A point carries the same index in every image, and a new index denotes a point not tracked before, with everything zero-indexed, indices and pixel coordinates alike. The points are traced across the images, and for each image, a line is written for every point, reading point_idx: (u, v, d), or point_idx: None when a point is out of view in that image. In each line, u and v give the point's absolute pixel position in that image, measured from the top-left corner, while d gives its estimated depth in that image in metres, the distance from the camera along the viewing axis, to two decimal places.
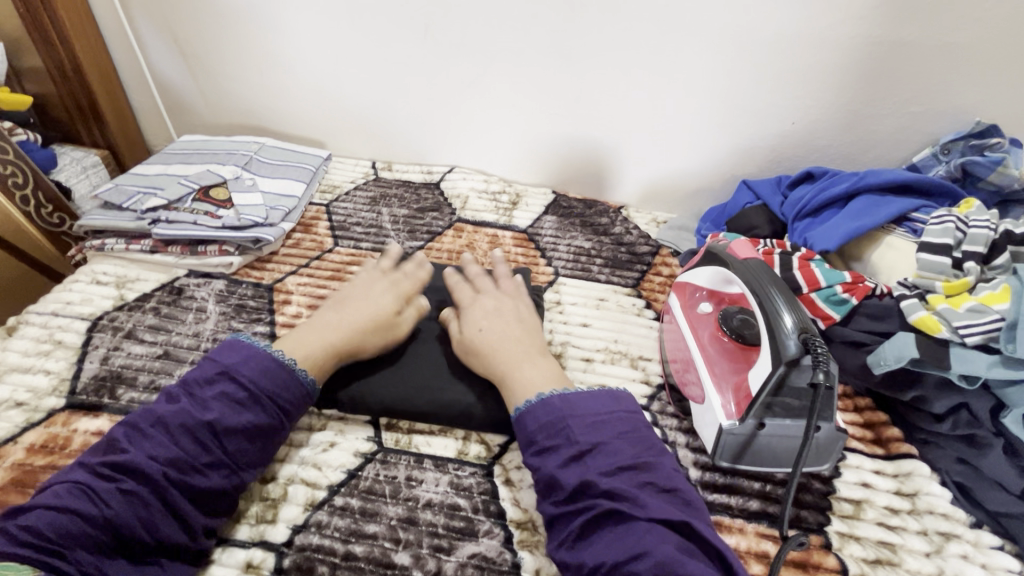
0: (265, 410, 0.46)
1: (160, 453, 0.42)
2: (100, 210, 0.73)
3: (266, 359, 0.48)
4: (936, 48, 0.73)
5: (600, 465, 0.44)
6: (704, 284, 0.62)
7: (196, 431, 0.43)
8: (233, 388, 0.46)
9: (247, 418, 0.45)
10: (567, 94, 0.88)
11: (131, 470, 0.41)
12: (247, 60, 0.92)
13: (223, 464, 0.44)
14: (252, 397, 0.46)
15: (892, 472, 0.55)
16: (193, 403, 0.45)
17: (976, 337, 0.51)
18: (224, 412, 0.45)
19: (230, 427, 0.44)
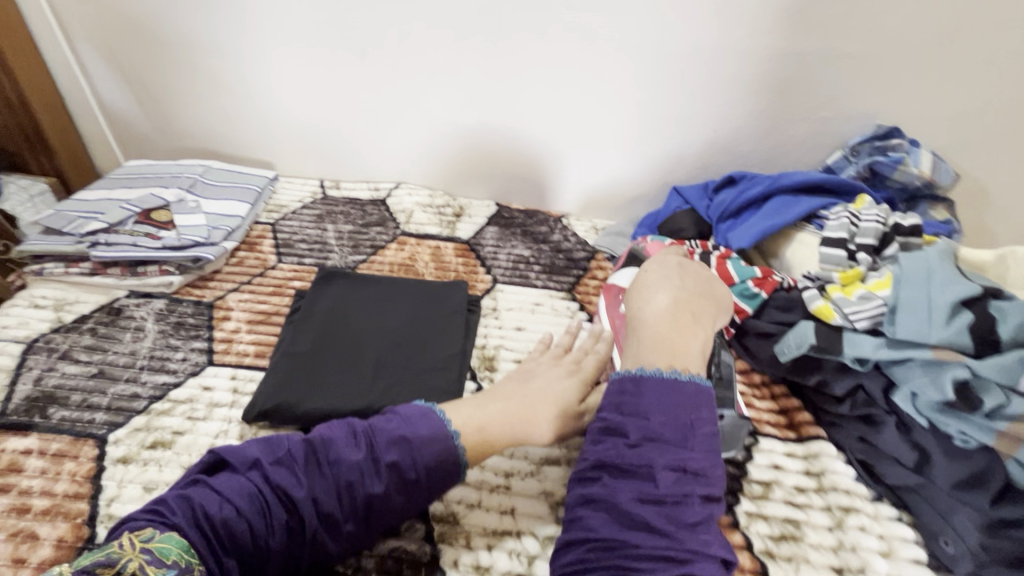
0: (361, 510, 0.44)
1: (322, 501, 0.43)
2: (40, 235, 0.74)
3: (444, 444, 0.47)
4: (837, 57, 0.78)
5: (668, 460, 0.40)
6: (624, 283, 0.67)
7: (342, 493, 0.44)
8: (406, 466, 0.45)
9: (342, 512, 0.43)
10: (504, 109, 0.92)
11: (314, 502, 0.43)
12: (192, 85, 0.94)
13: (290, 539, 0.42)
14: (416, 486, 0.45)
15: (801, 453, 0.58)
16: (368, 461, 0.45)
17: (864, 323, 0.55)
18: (388, 490, 0.44)
19: (333, 514, 0.43)
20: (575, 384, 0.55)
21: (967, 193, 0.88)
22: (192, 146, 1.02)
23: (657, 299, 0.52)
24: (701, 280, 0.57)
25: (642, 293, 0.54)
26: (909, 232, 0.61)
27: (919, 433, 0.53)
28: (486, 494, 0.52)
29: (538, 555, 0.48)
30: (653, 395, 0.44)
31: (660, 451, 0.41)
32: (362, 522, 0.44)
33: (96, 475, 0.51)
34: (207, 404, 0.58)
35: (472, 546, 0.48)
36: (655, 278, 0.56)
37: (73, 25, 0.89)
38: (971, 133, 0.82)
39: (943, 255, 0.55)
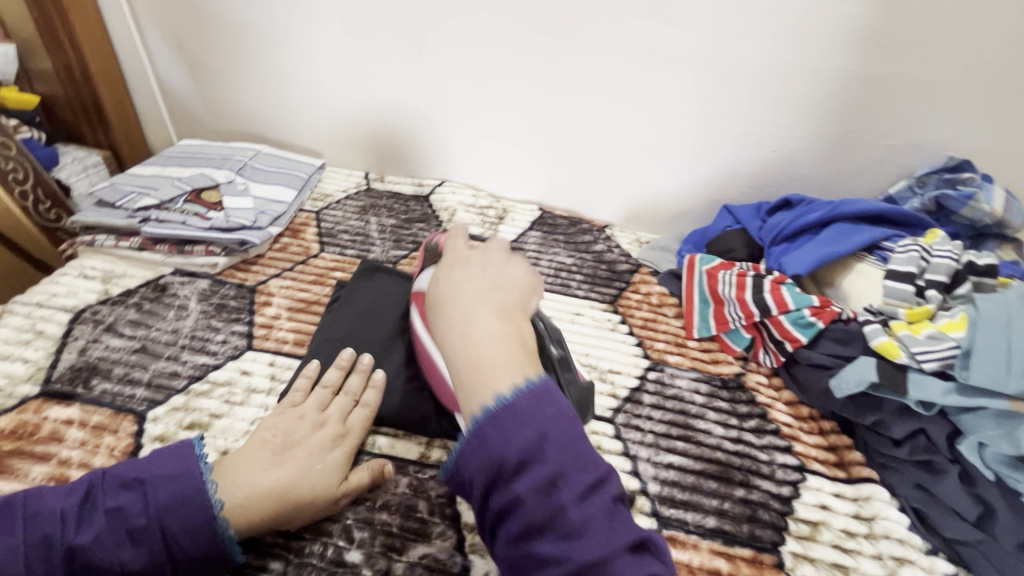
0: (151, 550, 0.40)
1: (8, 568, 0.38)
2: (94, 207, 0.75)
3: (191, 488, 0.43)
4: (909, 83, 0.75)
5: (574, 488, 0.35)
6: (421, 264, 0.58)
7: (56, 555, 0.39)
8: (134, 513, 0.41)
9: (120, 550, 0.39)
10: (556, 114, 0.90)
11: (90, 541, 0.39)
12: (249, 69, 0.95)
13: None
14: (150, 534, 0.40)
15: (851, 495, 0.55)
16: (83, 511, 0.41)
17: (933, 364, 0.52)
18: (102, 536, 0.40)
19: (101, 562, 0.39)
20: (340, 460, 0.49)
21: None
22: (242, 129, 1.03)
23: (448, 319, 0.44)
24: (489, 274, 0.48)
25: (452, 295, 0.46)
26: (984, 272, 0.58)
27: (983, 486, 0.50)
28: None
29: None
30: (500, 429, 0.36)
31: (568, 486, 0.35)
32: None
33: (134, 452, 0.50)
34: (245, 388, 0.58)
35: None
36: (443, 292, 0.46)
37: (140, 4, 0.91)
38: None
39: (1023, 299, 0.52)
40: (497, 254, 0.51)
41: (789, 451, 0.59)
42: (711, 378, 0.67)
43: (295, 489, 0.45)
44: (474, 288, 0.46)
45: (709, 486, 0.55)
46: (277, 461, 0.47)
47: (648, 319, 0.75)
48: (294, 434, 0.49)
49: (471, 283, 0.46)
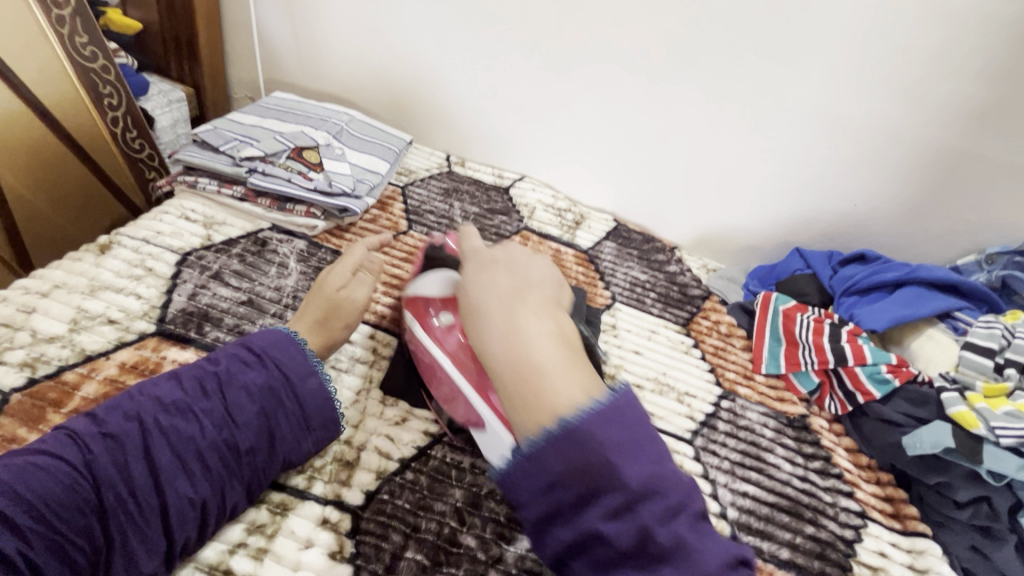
0: (271, 373, 0.49)
1: (164, 398, 0.45)
2: (196, 148, 0.75)
3: (288, 341, 0.51)
4: (1004, 166, 0.78)
5: (611, 505, 0.35)
6: (435, 294, 0.57)
7: (201, 384, 0.46)
8: (246, 357, 0.49)
9: (247, 372, 0.48)
10: (651, 130, 0.91)
11: (220, 376, 0.47)
12: (352, 32, 0.95)
13: (218, 416, 0.45)
14: (268, 370, 0.49)
15: (906, 546, 0.59)
16: (205, 361, 0.49)
17: (1011, 440, 0.55)
18: (232, 373, 0.48)
19: (233, 383, 0.47)
20: (345, 277, 0.60)
21: None
22: (329, 90, 1.02)
23: (490, 319, 0.45)
24: (514, 270, 0.50)
25: (489, 294, 0.47)
26: None
27: None
28: None
29: None
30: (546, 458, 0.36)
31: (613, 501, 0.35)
32: (217, 400, 0.46)
33: None
34: (350, 358, 0.59)
35: None
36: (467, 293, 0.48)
37: None
38: None
39: None
40: (518, 252, 0.53)
41: (852, 496, 0.62)
42: (778, 415, 0.70)
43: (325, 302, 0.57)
44: (506, 286, 0.48)
45: (781, 519, 0.58)
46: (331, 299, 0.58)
47: (719, 347, 0.78)
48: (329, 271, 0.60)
49: (501, 280, 0.48)
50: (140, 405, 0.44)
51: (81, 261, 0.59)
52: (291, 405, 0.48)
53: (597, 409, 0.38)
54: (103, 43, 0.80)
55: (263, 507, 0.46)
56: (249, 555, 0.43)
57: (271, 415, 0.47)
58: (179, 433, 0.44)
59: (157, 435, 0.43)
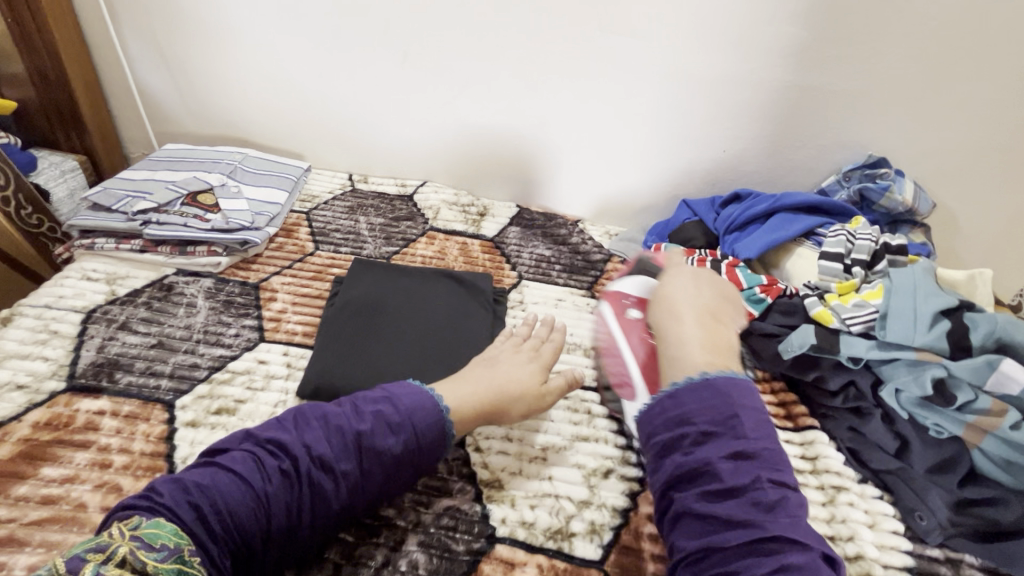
0: (406, 437, 0.49)
1: (317, 447, 0.46)
2: (89, 211, 0.77)
3: (425, 399, 0.52)
4: (838, 93, 0.87)
5: (768, 471, 0.43)
6: (633, 293, 0.69)
7: (346, 441, 0.47)
8: (390, 411, 0.49)
9: (389, 439, 0.48)
10: (532, 117, 0.97)
11: (362, 430, 0.48)
12: (232, 76, 0.98)
13: (353, 476, 0.46)
14: (399, 423, 0.49)
15: (798, 440, 0.66)
16: (352, 412, 0.49)
17: (858, 327, 0.64)
18: (378, 428, 0.48)
19: (375, 446, 0.47)
20: (537, 369, 0.62)
21: (945, 221, 0.98)
22: (223, 133, 1.05)
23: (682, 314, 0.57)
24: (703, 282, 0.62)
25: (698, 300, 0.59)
26: (897, 250, 0.70)
27: (900, 424, 0.61)
28: (525, 462, 0.58)
29: (574, 514, 0.54)
30: (691, 401, 0.47)
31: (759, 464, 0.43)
32: (357, 460, 0.47)
33: (169, 436, 0.54)
34: (264, 376, 0.62)
35: (517, 506, 0.53)
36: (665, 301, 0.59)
37: (118, 7, 0.92)
38: (949, 168, 0.92)
39: (926, 271, 0.64)
40: (678, 275, 0.63)
41: None
42: None
43: (506, 387, 0.58)
44: (703, 298, 0.59)
45: None
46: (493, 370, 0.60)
47: None
48: (500, 357, 0.62)
49: (682, 290, 0.60)
50: (261, 452, 0.46)
51: None
52: (412, 471, 0.50)
53: (727, 378, 0.48)
54: None
55: None
56: None
57: (394, 479, 0.49)
58: (323, 487, 0.45)
59: (307, 485, 0.45)
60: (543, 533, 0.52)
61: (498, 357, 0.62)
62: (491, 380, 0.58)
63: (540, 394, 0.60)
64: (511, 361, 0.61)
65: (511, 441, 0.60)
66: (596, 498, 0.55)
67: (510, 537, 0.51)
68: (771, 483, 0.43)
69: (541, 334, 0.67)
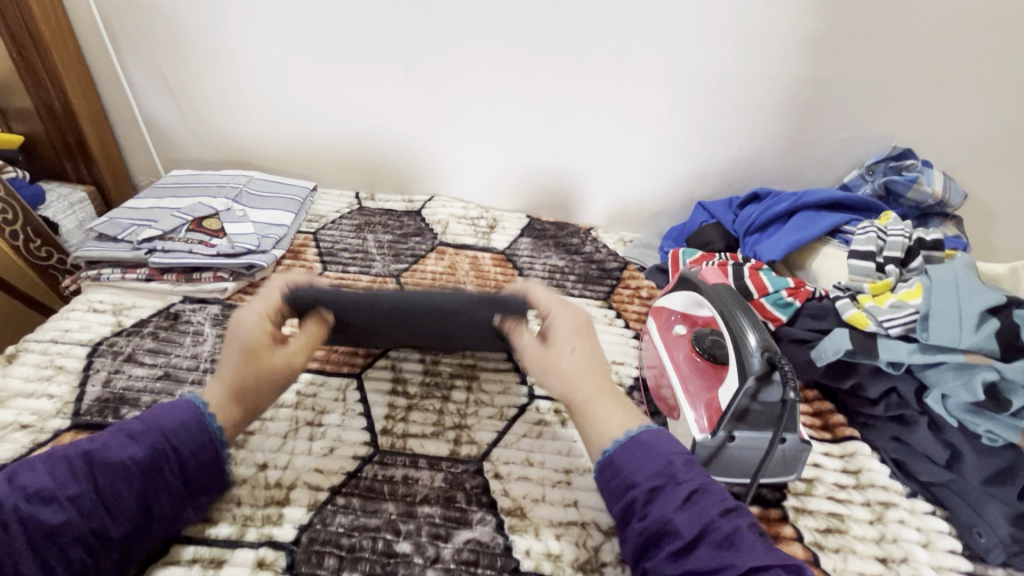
0: (153, 446, 0.45)
1: (45, 482, 0.42)
2: (95, 242, 0.76)
3: (167, 405, 0.48)
4: (857, 84, 0.84)
5: (715, 506, 0.42)
6: (678, 308, 0.68)
7: (72, 466, 0.43)
8: (129, 425, 0.46)
9: (127, 451, 0.44)
10: (536, 126, 0.95)
11: (93, 450, 0.44)
12: (234, 100, 0.98)
13: (84, 500, 0.41)
14: (142, 431, 0.45)
15: (838, 452, 0.62)
16: (83, 439, 0.45)
17: (898, 329, 0.59)
18: (110, 444, 0.44)
19: (109, 460, 0.43)
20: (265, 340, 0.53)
21: (977, 213, 0.93)
22: (228, 158, 1.05)
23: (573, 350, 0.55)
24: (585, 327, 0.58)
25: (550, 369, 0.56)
26: (932, 246, 0.66)
27: (949, 432, 0.57)
28: (548, 488, 0.54)
29: (603, 543, 0.50)
30: (627, 460, 0.46)
31: (707, 502, 0.42)
32: (89, 482, 0.42)
33: None
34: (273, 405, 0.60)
35: (541, 536, 0.50)
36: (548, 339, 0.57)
37: (119, 38, 0.92)
38: (980, 156, 0.88)
39: (967, 266, 0.60)
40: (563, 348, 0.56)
41: None
42: None
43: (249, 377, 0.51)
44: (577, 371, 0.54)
45: None
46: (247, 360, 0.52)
47: (641, 312, 0.81)
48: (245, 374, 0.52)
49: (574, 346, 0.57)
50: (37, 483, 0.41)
51: None
52: (175, 482, 0.45)
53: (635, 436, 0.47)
54: None
55: (192, 566, 0.46)
56: None
57: (150, 493, 0.44)
58: (44, 522, 0.40)
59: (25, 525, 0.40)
60: (571, 565, 0.48)
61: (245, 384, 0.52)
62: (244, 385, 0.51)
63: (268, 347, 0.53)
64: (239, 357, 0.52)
65: (532, 465, 0.57)
66: None
67: (535, 571, 0.48)
68: (721, 516, 0.41)
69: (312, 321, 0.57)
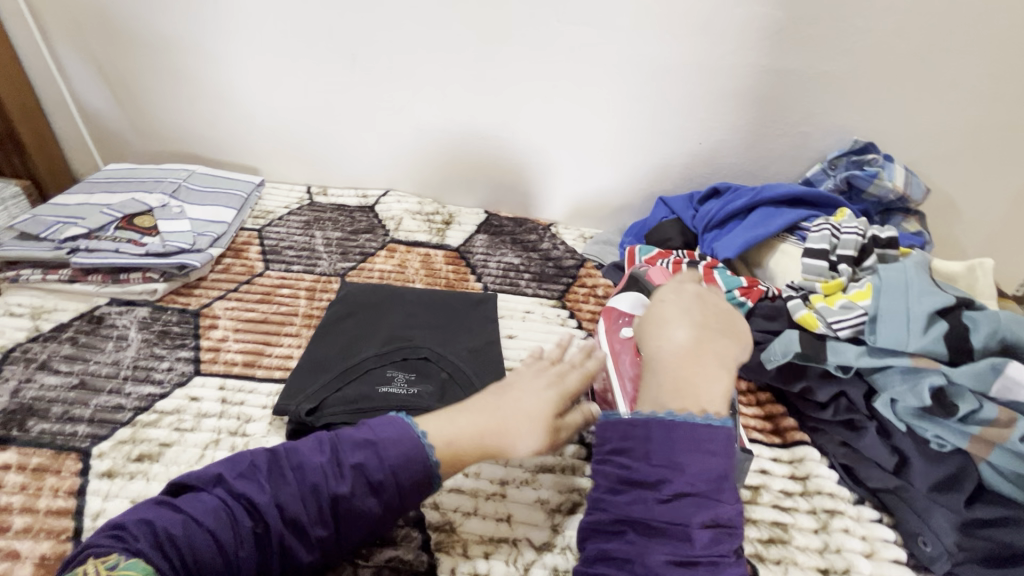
0: (386, 500, 0.44)
1: (289, 507, 0.41)
2: (16, 241, 0.72)
3: (416, 448, 0.45)
4: (817, 76, 0.81)
5: (705, 518, 0.39)
6: (628, 310, 0.65)
7: (320, 502, 0.42)
8: (372, 468, 0.43)
9: (365, 501, 0.43)
10: (494, 119, 0.92)
11: (337, 489, 0.42)
12: (176, 90, 0.93)
13: (325, 541, 0.42)
14: (385, 487, 0.43)
15: (787, 458, 0.60)
16: (333, 465, 0.43)
17: (846, 331, 0.57)
18: (356, 489, 0.43)
19: (350, 507, 0.42)
20: (555, 397, 0.51)
21: (939, 208, 0.92)
22: (174, 150, 1.00)
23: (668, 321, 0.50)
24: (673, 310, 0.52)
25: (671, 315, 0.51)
26: (886, 244, 0.64)
27: (897, 437, 0.55)
28: (481, 501, 0.52)
29: (533, 561, 0.48)
30: (661, 441, 0.42)
31: (695, 507, 0.39)
32: (334, 524, 0.42)
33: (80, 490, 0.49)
34: (195, 415, 0.57)
35: (469, 554, 0.48)
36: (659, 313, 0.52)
37: (52, 21, 0.88)
38: (943, 149, 0.86)
39: (919, 266, 0.58)
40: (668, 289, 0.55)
41: None
42: None
43: (504, 422, 0.48)
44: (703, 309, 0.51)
45: None
46: (507, 402, 0.50)
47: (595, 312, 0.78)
48: (517, 380, 0.52)
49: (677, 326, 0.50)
50: (268, 506, 0.41)
51: None
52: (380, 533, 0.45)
53: (696, 422, 0.42)
54: None
55: None
56: None
57: (370, 534, 0.44)
58: (293, 554, 0.41)
59: (277, 552, 0.41)
60: None
61: (510, 384, 0.52)
62: (487, 415, 0.48)
63: (557, 430, 0.49)
64: (533, 387, 0.51)
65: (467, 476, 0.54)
66: (559, 540, 0.50)
67: None
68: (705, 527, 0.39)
69: (575, 362, 0.56)
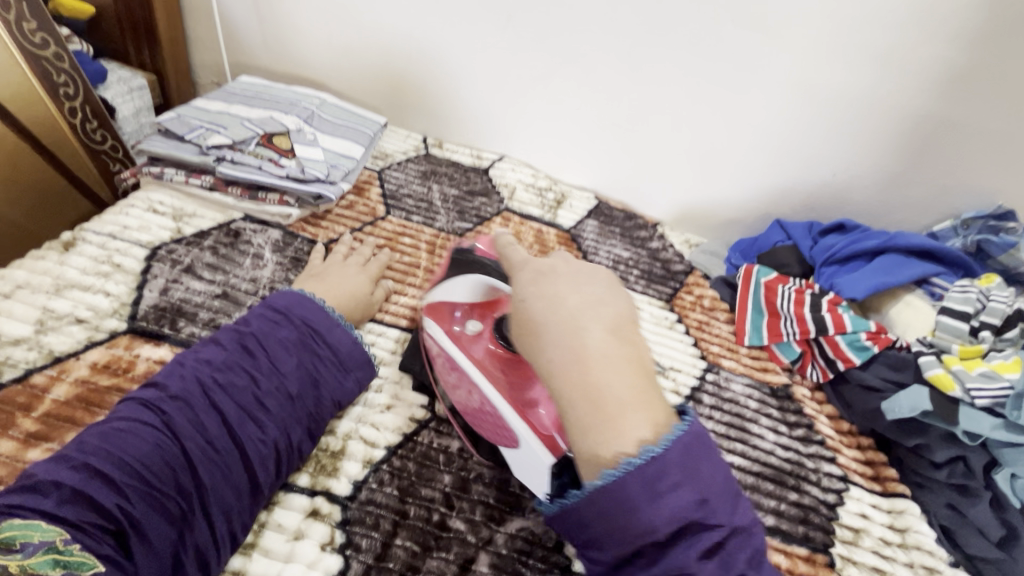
0: (297, 326, 0.51)
1: (209, 360, 0.47)
2: (160, 138, 0.73)
3: (314, 301, 0.54)
4: (980, 132, 0.78)
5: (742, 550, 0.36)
6: (461, 299, 0.54)
7: (237, 344, 0.49)
8: (268, 312, 0.52)
9: (276, 330, 0.50)
10: (629, 107, 0.90)
11: (246, 332, 0.50)
12: (317, 13, 0.92)
13: (260, 370, 0.47)
14: (285, 324, 0.51)
15: (886, 507, 0.60)
16: (236, 324, 0.51)
17: (985, 401, 0.58)
18: (260, 326, 0.50)
19: (269, 338, 0.49)
20: (364, 278, 0.63)
21: None
22: (299, 74, 1.00)
23: (553, 357, 0.39)
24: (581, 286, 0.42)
25: (550, 314, 0.40)
26: None
27: (1011, 513, 0.56)
28: None
29: None
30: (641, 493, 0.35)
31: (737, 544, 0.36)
32: (262, 354, 0.48)
33: None
34: None
35: None
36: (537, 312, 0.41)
37: None
38: None
39: None
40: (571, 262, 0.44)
41: (834, 461, 0.63)
42: (761, 385, 0.70)
43: (344, 295, 0.59)
44: (571, 307, 0.40)
45: (765, 488, 0.59)
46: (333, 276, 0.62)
47: (702, 322, 0.77)
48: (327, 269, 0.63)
49: (568, 299, 0.41)
50: (191, 367, 0.46)
51: (45, 260, 0.58)
52: (325, 353, 0.51)
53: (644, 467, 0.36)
54: (55, 30, 0.76)
55: None
56: (237, 551, 0.43)
57: (313, 363, 0.50)
58: (285, 386, 0.48)
59: (203, 399, 0.44)
60: None
61: (323, 271, 0.62)
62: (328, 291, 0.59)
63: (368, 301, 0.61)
64: (341, 271, 0.63)
65: None
66: None
67: None
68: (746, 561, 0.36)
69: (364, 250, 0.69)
